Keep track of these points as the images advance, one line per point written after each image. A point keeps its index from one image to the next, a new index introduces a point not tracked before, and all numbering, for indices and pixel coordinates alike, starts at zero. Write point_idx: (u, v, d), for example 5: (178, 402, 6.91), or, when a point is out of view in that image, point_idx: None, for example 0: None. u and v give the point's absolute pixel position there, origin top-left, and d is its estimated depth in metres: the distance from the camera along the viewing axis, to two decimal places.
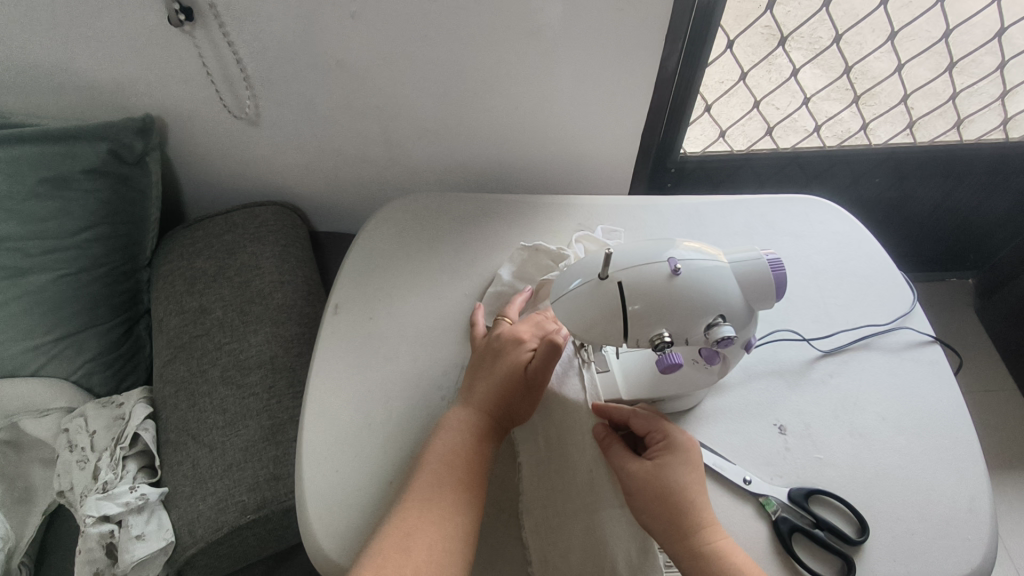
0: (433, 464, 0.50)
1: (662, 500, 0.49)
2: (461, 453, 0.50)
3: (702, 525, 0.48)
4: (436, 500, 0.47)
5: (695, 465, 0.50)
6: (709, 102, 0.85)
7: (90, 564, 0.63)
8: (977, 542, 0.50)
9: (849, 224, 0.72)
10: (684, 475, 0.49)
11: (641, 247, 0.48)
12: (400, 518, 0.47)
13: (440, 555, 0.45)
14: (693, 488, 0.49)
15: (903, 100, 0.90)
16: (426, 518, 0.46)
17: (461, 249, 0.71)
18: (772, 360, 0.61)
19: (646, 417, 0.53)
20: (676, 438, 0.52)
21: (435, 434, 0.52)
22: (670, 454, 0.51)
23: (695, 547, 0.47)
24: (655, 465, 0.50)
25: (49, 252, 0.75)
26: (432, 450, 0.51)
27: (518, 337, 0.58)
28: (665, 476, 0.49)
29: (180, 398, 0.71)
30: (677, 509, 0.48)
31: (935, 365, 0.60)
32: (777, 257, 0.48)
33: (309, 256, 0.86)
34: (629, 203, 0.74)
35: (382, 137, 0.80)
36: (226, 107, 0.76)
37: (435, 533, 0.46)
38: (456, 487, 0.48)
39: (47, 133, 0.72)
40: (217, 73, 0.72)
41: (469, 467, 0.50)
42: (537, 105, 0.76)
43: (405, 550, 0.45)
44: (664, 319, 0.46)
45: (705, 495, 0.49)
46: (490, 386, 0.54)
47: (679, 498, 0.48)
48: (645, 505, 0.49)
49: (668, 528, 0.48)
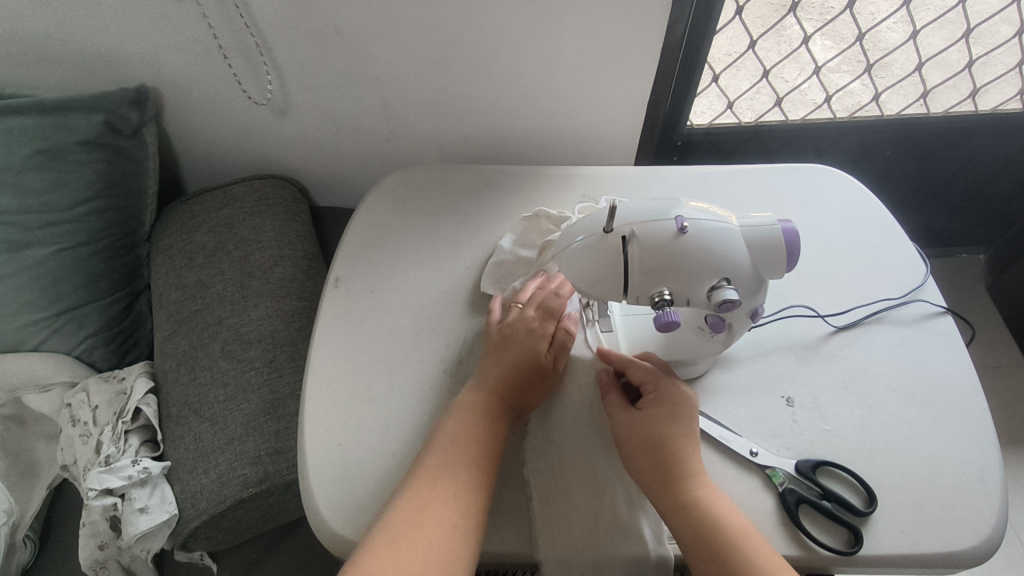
0: (446, 443, 0.49)
1: (649, 449, 0.49)
2: (474, 433, 0.49)
3: (689, 474, 0.47)
4: (452, 472, 0.47)
5: (685, 418, 0.50)
6: (717, 73, 0.83)
7: (94, 537, 0.66)
8: (987, 514, 0.49)
9: (860, 193, 0.70)
10: (672, 426, 0.49)
11: (648, 205, 0.46)
12: (410, 491, 0.46)
13: (453, 532, 0.44)
14: (681, 439, 0.49)
15: (916, 70, 0.87)
16: (438, 495, 0.46)
17: (463, 221, 0.70)
18: (780, 332, 0.60)
19: (645, 368, 0.53)
20: (669, 391, 0.51)
21: (449, 417, 0.51)
22: (660, 405, 0.51)
23: (680, 495, 0.46)
24: (645, 416, 0.50)
25: (47, 225, 0.74)
26: (445, 431, 0.50)
27: (539, 330, 0.56)
28: (654, 427, 0.49)
29: (181, 372, 0.71)
30: (663, 458, 0.48)
31: (948, 337, 0.59)
32: (792, 226, 0.47)
33: (310, 230, 0.85)
34: (634, 172, 0.72)
35: (381, 108, 0.79)
36: (249, 97, 0.77)
37: (447, 508, 0.45)
38: (472, 462, 0.48)
39: (40, 104, 0.71)
40: (230, 48, 0.70)
41: (484, 448, 0.49)
42: (539, 75, 0.74)
43: (418, 524, 0.44)
44: (666, 277, 0.45)
45: (695, 447, 0.49)
46: (508, 373, 0.53)
47: (667, 448, 0.48)
48: (632, 455, 0.49)
49: (653, 478, 0.48)
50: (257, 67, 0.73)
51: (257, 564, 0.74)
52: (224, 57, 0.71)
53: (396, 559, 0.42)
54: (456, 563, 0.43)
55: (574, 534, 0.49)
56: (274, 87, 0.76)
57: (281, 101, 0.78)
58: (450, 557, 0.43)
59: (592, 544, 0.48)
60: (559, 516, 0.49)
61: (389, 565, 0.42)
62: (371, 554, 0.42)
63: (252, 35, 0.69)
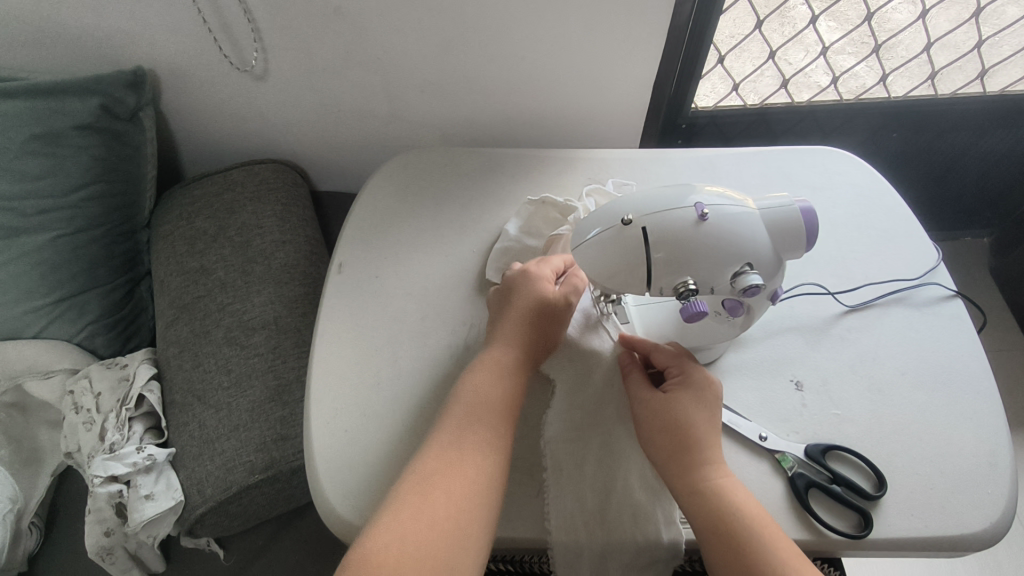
0: (458, 408, 0.49)
1: (670, 431, 0.48)
2: (487, 392, 0.50)
3: (708, 460, 0.47)
4: (467, 437, 0.47)
5: (709, 403, 0.50)
6: (722, 55, 0.81)
7: (101, 523, 0.66)
8: (997, 496, 0.49)
9: (869, 175, 0.69)
10: (695, 411, 0.49)
11: (664, 192, 0.45)
12: (420, 463, 0.46)
13: (460, 501, 0.44)
14: (703, 423, 0.48)
15: (924, 51, 0.86)
16: (448, 466, 0.46)
17: (467, 205, 0.69)
18: (790, 316, 0.59)
19: (669, 352, 0.53)
20: (696, 374, 0.51)
21: (461, 380, 0.51)
22: (685, 388, 0.50)
23: (697, 480, 0.46)
24: (669, 398, 0.50)
25: (45, 212, 0.73)
26: (458, 395, 0.50)
27: (539, 277, 0.56)
28: (677, 410, 0.49)
29: (184, 358, 0.70)
30: (685, 442, 0.48)
31: (958, 320, 0.58)
32: (809, 203, 0.46)
33: (312, 216, 0.84)
34: (639, 155, 0.71)
35: (381, 90, 0.77)
36: (228, 60, 0.73)
37: (456, 479, 0.45)
38: (484, 424, 0.48)
39: (35, 86, 0.69)
40: (218, 29, 0.69)
41: (496, 410, 0.49)
42: (540, 57, 0.73)
43: (424, 495, 0.44)
44: (689, 266, 0.44)
45: (716, 433, 0.49)
46: (518, 328, 0.54)
47: (689, 432, 0.48)
48: (652, 437, 0.49)
49: (671, 464, 0.48)
50: (242, 46, 0.71)
51: (265, 550, 0.74)
52: (214, 40, 0.70)
53: (402, 528, 0.42)
54: (466, 529, 0.43)
55: (583, 519, 0.48)
56: (258, 57, 0.73)
57: (260, 69, 0.74)
58: (461, 525, 0.43)
59: (602, 528, 0.48)
60: (567, 502, 0.49)
61: (395, 534, 0.42)
62: (378, 525, 0.42)
63: (236, 7, 0.67)
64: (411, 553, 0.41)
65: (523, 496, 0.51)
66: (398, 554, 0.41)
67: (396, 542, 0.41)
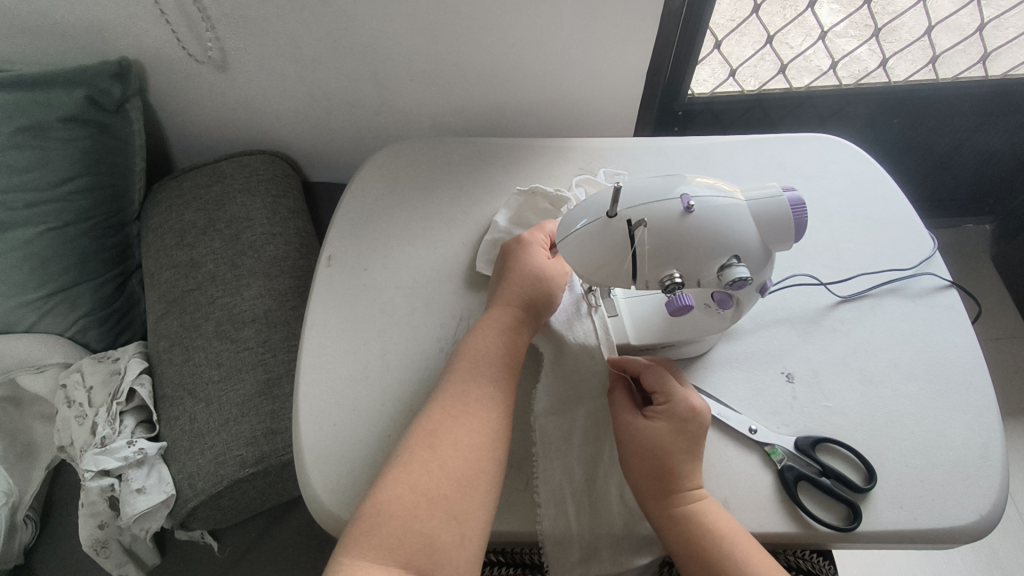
0: (462, 362, 0.50)
1: (648, 461, 0.48)
2: (486, 347, 0.51)
3: (684, 492, 0.47)
4: (471, 390, 0.48)
5: (692, 436, 0.48)
6: (719, 40, 0.80)
7: (94, 517, 0.66)
8: (987, 489, 0.49)
9: (865, 163, 0.68)
10: (675, 440, 0.48)
11: (651, 184, 0.45)
12: (425, 418, 0.47)
13: (467, 450, 0.45)
14: (682, 454, 0.47)
15: (925, 34, 0.84)
16: (455, 419, 0.47)
17: (458, 195, 0.68)
18: (782, 307, 0.59)
19: (659, 374, 0.51)
20: (679, 405, 0.49)
21: (464, 338, 0.53)
22: (666, 419, 0.48)
23: (675, 508, 0.46)
24: (650, 428, 0.48)
25: (34, 205, 0.72)
26: (462, 351, 0.52)
27: (532, 243, 0.58)
28: (655, 440, 0.48)
29: (174, 352, 0.70)
30: (662, 474, 0.47)
31: (952, 311, 0.58)
32: (797, 194, 0.45)
33: (302, 207, 0.83)
34: (631, 143, 0.70)
35: (372, 79, 0.76)
36: (189, 53, 0.73)
37: (461, 431, 0.46)
38: (487, 377, 0.50)
39: (19, 78, 0.68)
40: (172, 14, 0.67)
41: (496, 364, 0.50)
42: (532, 44, 0.71)
43: (431, 446, 0.45)
44: (675, 259, 0.43)
45: (694, 465, 0.48)
46: (516, 287, 0.55)
47: (666, 463, 0.47)
48: (630, 462, 0.48)
49: (649, 487, 0.47)
50: (198, 31, 0.70)
51: (259, 541, 0.75)
52: (166, 22, 0.68)
53: (412, 479, 0.43)
54: (473, 477, 0.44)
55: (570, 515, 0.48)
56: (215, 45, 0.71)
57: (221, 58, 0.73)
58: (469, 472, 0.44)
59: (587, 520, 0.48)
60: (556, 501, 0.49)
61: (404, 485, 0.43)
62: (389, 476, 0.44)
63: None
64: (421, 500, 0.43)
65: (513, 490, 0.50)
66: (407, 504, 0.42)
67: (407, 492, 0.43)
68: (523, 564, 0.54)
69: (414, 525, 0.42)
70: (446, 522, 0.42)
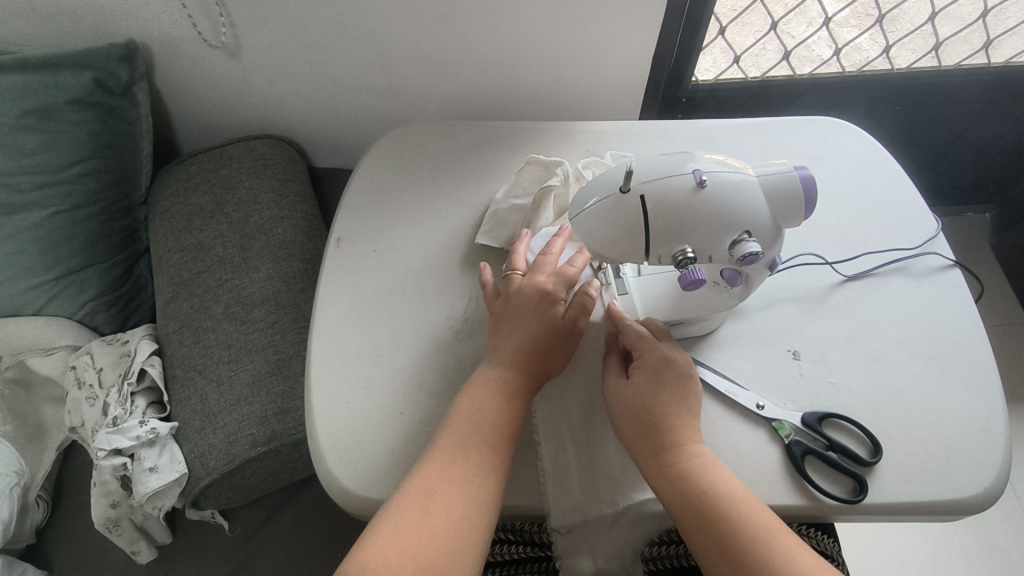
0: (460, 424, 0.48)
1: (637, 417, 0.49)
2: (491, 410, 0.49)
3: (679, 444, 0.47)
4: (469, 451, 0.47)
5: (675, 388, 0.49)
6: (723, 26, 0.80)
7: (106, 496, 0.66)
8: (991, 462, 0.49)
9: (869, 146, 0.69)
10: (661, 397, 0.49)
11: (664, 160, 0.45)
12: (420, 474, 0.46)
13: (461, 520, 0.44)
14: (669, 407, 0.48)
15: (928, 22, 0.85)
16: (448, 482, 0.45)
17: (465, 178, 0.68)
18: (788, 287, 0.59)
19: (635, 333, 0.53)
20: (653, 356, 0.51)
21: (465, 392, 0.50)
22: (645, 371, 0.50)
23: (667, 466, 0.46)
24: (631, 384, 0.50)
25: (41, 187, 0.72)
26: (458, 410, 0.49)
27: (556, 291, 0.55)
28: (640, 395, 0.49)
29: (184, 333, 0.71)
30: (651, 427, 0.48)
31: (955, 290, 0.58)
32: (808, 170, 0.45)
33: (308, 190, 0.84)
34: (638, 126, 0.70)
35: (378, 63, 0.76)
36: (201, 36, 0.72)
37: (456, 496, 0.45)
38: (488, 443, 0.47)
39: (27, 61, 0.68)
40: None
41: (499, 429, 0.48)
42: (538, 30, 0.72)
43: (424, 509, 0.44)
44: (687, 234, 0.44)
45: (682, 418, 0.48)
46: (524, 346, 0.52)
47: (654, 417, 0.48)
48: (621, 423, 0.50)
49: (642, 447, 0.48)
50: (214, 16, 0.70)
51: (269, 522, 0.75)
52: (182, 5, 0.69)
53: (401, 542, 0.42)
54: (462, 546, 0.43)
55: (578, 483, 0.50)
56: (228, 30, 0.71)
57: (233, 45, 0.73)
58: (457, 539, 0.43)
59: (594, 490, 0.50)
60: (561, 473, 0.50)
61: (393, 546, 0.42)
62: (377, 534, 0.43)
63: None
64: (409, 566, 0.41)
65: (524, 463, 0.51)
66: (394, 566, 0.41)
67: (394, 556, 0.42)
68: (532, 542, 0.55)
69: None
70: None
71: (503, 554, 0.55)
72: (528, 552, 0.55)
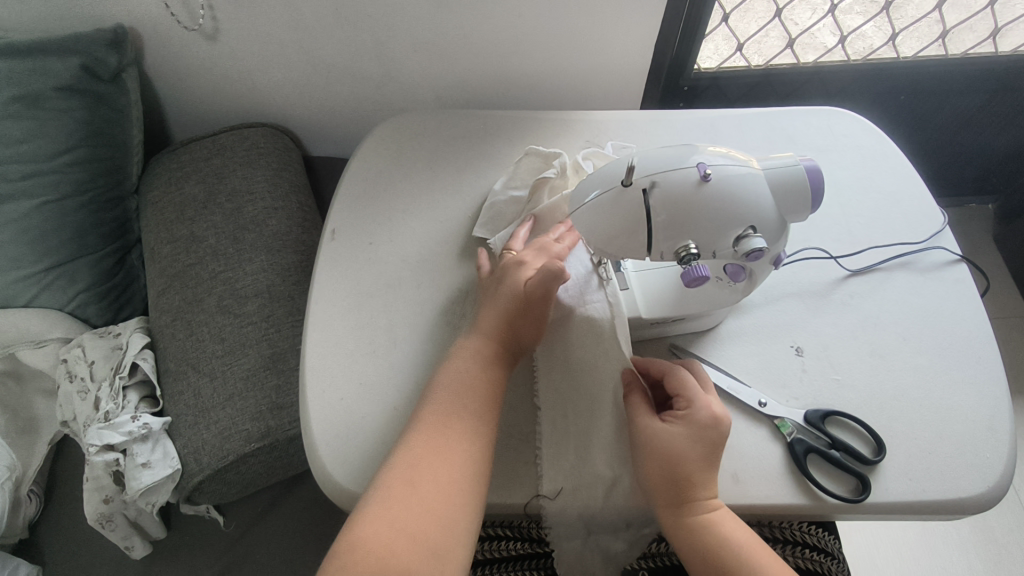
0: (443, 395, 0.47)
1: (664, 467, 0.46)
2: (473, 382, 0.48)
3: (702, 499, 0.46)
4: (451, 422, 0.46)
5: (712, 444, 0.46)
6: (726, 13, 0.78)
7: (99, 491, 0.66)
8: (995, 462, 0.49)
9: (874, 137, 0.67)
10: (694, 452, 0.46)
11: (666, 152, 0.44)
12: (405, 449, 0.45)
13: (451, 486, 0.43)
14: (701, 464, 0.46)
15: (935, 9, 0.83)
16: (434, 453, 0.44)
17: (462, 168, 0.67)
18: (792, 281, 0.58)
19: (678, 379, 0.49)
20: (699, 411, 0.47)
21: (444, 363, 0.50)
22: (685, 425, 0.47)
23: (686, 520, 0.46)
24: (668, 434, 0.47)
25: (29, 177, 0.71)
26: (438, 382, 0.49)
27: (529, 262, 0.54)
28: (672, 445, 0.46)
29: (177, 327, 0.70)
30: (679, 483, 0.46)
31: (961, 285, 0.57)
32: (814, 164, 0.44)
33: (303, 180, 0.82)
34: (639, 116, 0.69)
35: (374, 50, 0.74)
36: (176, 19, 0.70)
37: (444, 466, 0.44)
38: (470, 411, 0.47)
39: (12, 46, 0.66)
40: None
41: (483, 397, 0.48)
42: (537, 16, 0.70)
43: (412, 480, 0.43)
44: (690, 229, 0.43)
45: (713, 468, 0.46)
46: (495, 313, 0.51)
47: (683, 471, 0.46)
48: (646, 467, 0.47)
49: (664, 495, 0.47)
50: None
51: (265, 515, 0.75)
52: None
53: (391, 514, 0.41)
54: (455, 513, 0.42)
55: (578, 481, 0.49)
56: (205, 14, 0.69)
57: (211, 28, 0.71)
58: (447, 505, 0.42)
59: (594, 490, 0.49)
60: (561, 469, 0.49)
61: (384, 520, 0.41)
62: (367, 510, 0.42)
63: None
64: (403, 536, 0.40)
65: (523, 462, 0.50)
66: (387, 538, 0.40)
67: (388, 529, 0.40)
68: (529, 538, 0.55)
69: (390, 561, 0.39)
70: (427, 559, 0.40)
71: (500, 551, 0.55)
72: (527, 549, 0.55)
